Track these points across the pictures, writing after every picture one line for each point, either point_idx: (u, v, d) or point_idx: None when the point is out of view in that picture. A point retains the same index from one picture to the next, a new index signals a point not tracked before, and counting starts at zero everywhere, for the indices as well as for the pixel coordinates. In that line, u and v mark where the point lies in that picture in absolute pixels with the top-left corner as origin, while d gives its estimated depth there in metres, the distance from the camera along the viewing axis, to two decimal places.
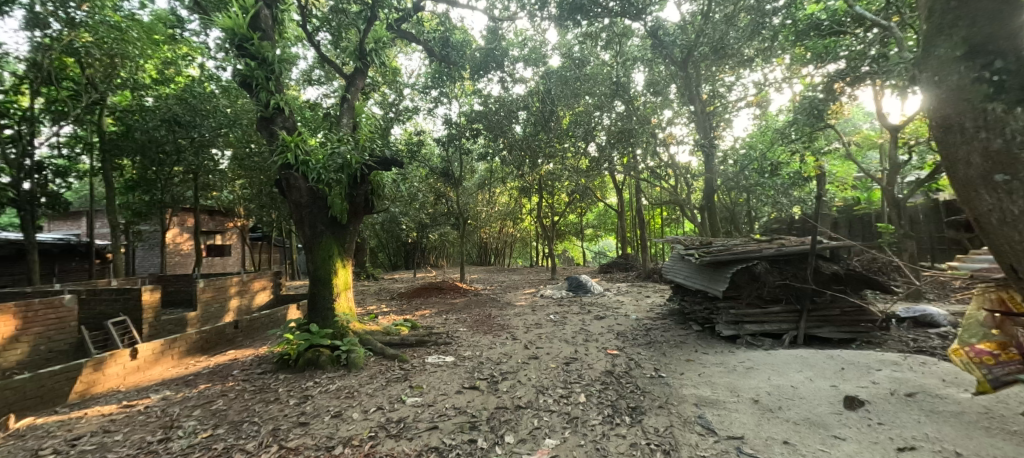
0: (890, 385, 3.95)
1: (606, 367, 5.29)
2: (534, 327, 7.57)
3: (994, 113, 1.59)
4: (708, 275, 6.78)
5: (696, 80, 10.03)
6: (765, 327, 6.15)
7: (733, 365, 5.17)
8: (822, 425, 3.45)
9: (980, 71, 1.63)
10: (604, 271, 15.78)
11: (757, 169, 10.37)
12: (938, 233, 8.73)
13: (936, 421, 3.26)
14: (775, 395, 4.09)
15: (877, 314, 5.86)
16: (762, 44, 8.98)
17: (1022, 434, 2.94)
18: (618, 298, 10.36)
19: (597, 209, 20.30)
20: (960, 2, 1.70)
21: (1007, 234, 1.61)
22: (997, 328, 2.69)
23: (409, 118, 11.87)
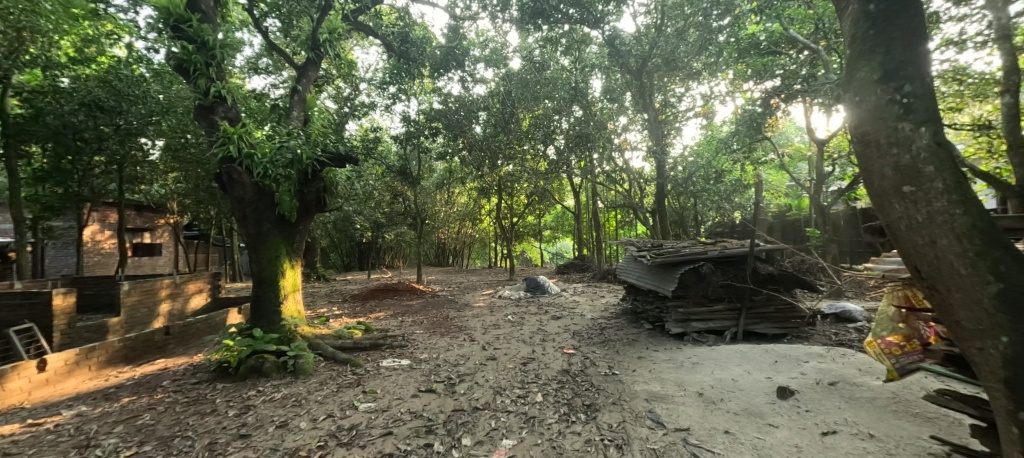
0: (816, 376, 4.34)
1: (562, 366, 5.39)
2: (492, 328, 7.56)
3: (904, 131, 1.65)
4: (658, 275, 7.11)
5: (650, 90, 10.51)
6: (710, 324, 6.58)
7: (681, 361, 5.46)
8: (758, 414, 3.72)
9: (892, 94, 1.69)
10: (561, 272, 16.10)
11: (703, 176, 11.03)
12: (856, 237, 9.72)
13: (853, 406, 3.62)
14: (718, 388, 4.37)
15: (806, 311, 6.41)
16: (709, 59, 9.58)
17: (922, 416, 3.34)
18: (575, 298, 10.61)
19: (555, 210, 20.65)
20: (878, 30, 1.74)
21: (913, 240, 1.66)
22: (903, 322, 3.01)
23: (365, 114, 11.46)
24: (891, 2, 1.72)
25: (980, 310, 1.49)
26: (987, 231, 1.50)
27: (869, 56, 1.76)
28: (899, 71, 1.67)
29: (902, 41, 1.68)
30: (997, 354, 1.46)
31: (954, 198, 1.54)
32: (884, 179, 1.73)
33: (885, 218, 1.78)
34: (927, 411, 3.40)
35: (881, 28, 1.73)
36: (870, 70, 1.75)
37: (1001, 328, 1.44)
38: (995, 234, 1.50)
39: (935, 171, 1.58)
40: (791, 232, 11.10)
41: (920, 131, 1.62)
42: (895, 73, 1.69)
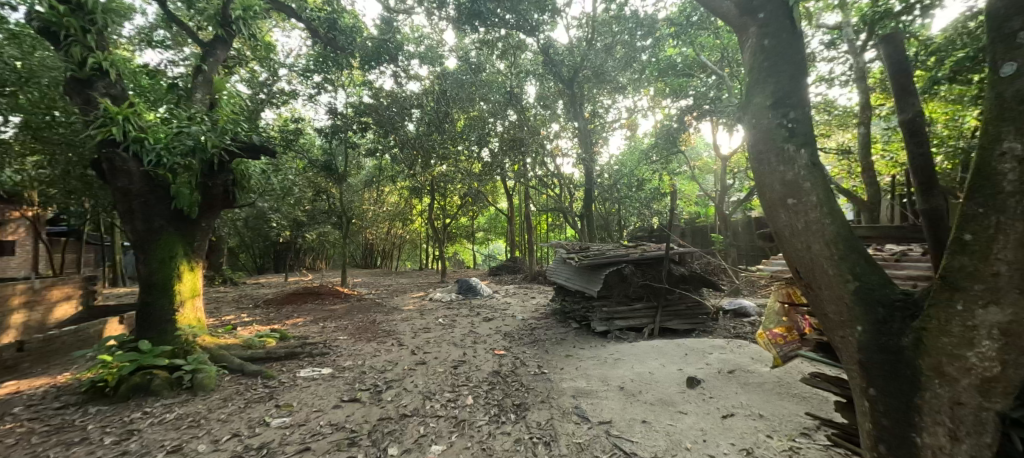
0: (718, 365, 4.86)
1: (493, 367, 5.42)
2: (422, 332, 7.36)
3: (788, 152, 1.93)
4: (585, 277, 7.53)
5: (581, 99, 11.02)
6: (630, 321, 7.08)
7: (605, 357, 5.78)
8: (671, 403, 4.07)
9: (780, 119, 1.97)
10: (493, 274, 16.22)
11: (627, 183, 11.80)
12: (750, 242, 11.06)
13: (747, 391, 4.12)
14: (637, 381, 4.70)
15: (711, 308, 7.14)
16: (634, 75, 10.30)
17: (799, 395, 3.91)
18: (506, 300, 10.74)
19: (489, 212, 20.69)
20: (771, 62, 2.00)
21: (794, 245, 1.92)
22: (786, 316, 3.51)
23: (284, 103, 10.51)
24: (780, 39, 1.99)
25: (842, 305, 1.77)
26: (847, 239, 1.80)
27: (763, 85, 2.01)
28: (786, 100, 1.95)
29: (789, 74, 1.96)
30: (854, 341, 1.75)
31: (825, 210, 1.82)
32: (773, 192, 1.99)
33: (774, 226, 2.04)
34: (803, 391, 3.98)
35: (773, 61, 2.00)
36: (764, 97, 2.01)
37: (857, 319, 1.73)
38: (854, 242, 1.80)
39: (811, 186, 1.86)
40: (699, 236, 12.30)
41: (799, 152, 1.90)
42: (782, 102, 1.96)
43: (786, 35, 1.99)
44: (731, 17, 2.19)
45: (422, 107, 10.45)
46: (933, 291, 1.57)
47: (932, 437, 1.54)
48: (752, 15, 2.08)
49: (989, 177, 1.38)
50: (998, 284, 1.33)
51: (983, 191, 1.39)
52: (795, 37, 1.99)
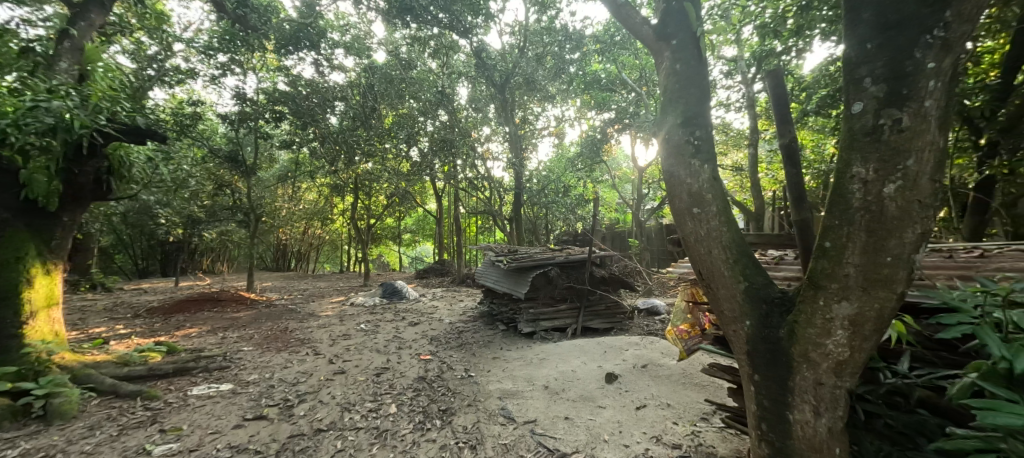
0: (633, 361, 5.24)
1: (419, 373, 5.26)
2: (341, 339, 6.91)
3: (694, 166, 2.15)
4: (512, 280, 7.69)
5: (512, 105, 11.22)
6: (555, 322, 7.36)
7: (530, 358, 5.93)
8: (591, 398, 4.30)
9: (688, 137, 2.19)
10: (420, 277, 15.81)
11: (554, 189, 12.22)
12: (662, 247, 12.12)
13: (658, 383, 4.50)
14: (560, 379, 4.89)
15: (627, 308, 7.66)
16: (563, 86, 10.75)
17: (700, 385, 4.36)
18: (433, 303, 10.51)
19: (416, 213, 20.08)
20: (681, 85, 2.21)
21: (698, 250, 2.14)
22: (690, 313, 3.91)
23: (180, 82, 9.20)
24: (689, 65, 2.21)
25: (735, 303, 2.02)
26: (739, 244, 2.05)
27: (675, 105, 2.23)
28: (693, 120, 2.18)
29: (696, 97, 2.19)
30: (743, 333, 2.01)
31: (722, 219, 2.07)
32: (681, 202, 2.20)
33: (681, 233, 2.26)
34: (703, 380, 4.46)
35: (683, 84, 2.21)
36: (675, 116, 2.22)
37: (746, 315, 1.98)
38: (744, 247, 2.06)
39: (712, 198, 2.09)
40: (617, 241, 13.14)
41: (702, 167, 2.13)
42: (690, 121, 2.18)
43: (693, 63, 2.22)
44: (650, 40, 2.38)
45: (347, 99, 9.80)
46: (801, 290, 1.86)
47: (800, 413, 1.82)
48: (666, 41, 2.29)
49: (841, 195, 1.67)
50: (848, 283, 1.62)
51: (835, 206, 1.68)
52: (701, 65, 2.23)
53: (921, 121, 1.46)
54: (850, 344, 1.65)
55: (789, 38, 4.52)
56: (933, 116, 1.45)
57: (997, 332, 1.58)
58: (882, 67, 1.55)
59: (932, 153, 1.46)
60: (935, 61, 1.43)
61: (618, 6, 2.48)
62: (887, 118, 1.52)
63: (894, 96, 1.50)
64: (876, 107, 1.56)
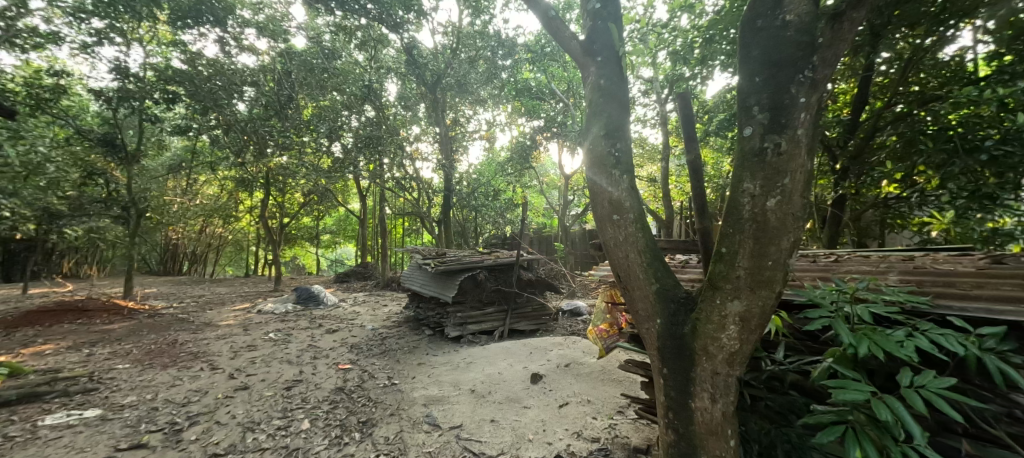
0: (557, 360, 5.43)
1: (337, 384, 4.92)
2: (246, 350, 6.21)
3: (614, 175, 2.30)
4: (441, 283, 7.55)
5: (443, 106, 11.06)
6: (483, 325, 7.39)
7: (457, 362, 5.86)
8: (516, 399, 4.37)
9: (610, 148, 2.34)
10: (340, 282, 14.82)
11: (484, 192, 12.23)
12: (585, 251, 12.75)
13: (579, 381, 4.72)
14: (487, 382, 4.89)
15: (553, 310, 7.88)
16: (494, 90, 10.83)
17: (617, 380, 4.66)
18: (354, 309, 9.90)
19: (337, 213, 18.82)
20: (604, 98, 2.37)
21: (618, 253, 2.29)
22: (609, 313, 4.11)
23: (37, 47, 7.63)
24: (611, 81, 2.38)
25: (648, 302, 2.20)
26: (651, 249, 2.24)
27: (598, 117, 2.37)
28: (615, 132, 2.34)
29: (617, 111, 2.35)
30: (654, 330, 2.19)
31: (638, 225, 2.24)
32: (603, 209, 2.34)
33: (602, 237, 2.40)
34: (620, 376, 4.76)
35: (606, 98, 2.37)
36: (599, 127, 2.37)
37: (657, 313, 2.17)
38: (656, 251, 2.26)
39: (629, 206, 2.26)
40: (544, 244, 13.54)
41: (622, 177, 2.29)
42: (612, 133, 2.34)
43: (616, 78, 2.39)
44: (577, 55, 2.50)
45: (258, 85, 8.90)
46: (702, 289, 2.08)
47: (701, 401, 2.02)
48: (592, 57, 2.43)
49: (734, 207, 1.90)
50: (739, 284, 1.85)
51: (730, 215, 1.91)
52: (622, 82, 2.40)
53: (795, 146, 1.73)
54: (739, 337, 1.89)
55: (696, 65, 5.06)
56: (803, 143, 1.73)
57: (846, 323, 1.91)
58: (767, 97, 1.80)
59: (802, 174, 1.73)
60: (805, 96, 1.71)
61: (548, 19, 2.57)
62: (770, 142, 1.77)
63: (775, 123, 1.76)
64: (762, 132, 1.80)
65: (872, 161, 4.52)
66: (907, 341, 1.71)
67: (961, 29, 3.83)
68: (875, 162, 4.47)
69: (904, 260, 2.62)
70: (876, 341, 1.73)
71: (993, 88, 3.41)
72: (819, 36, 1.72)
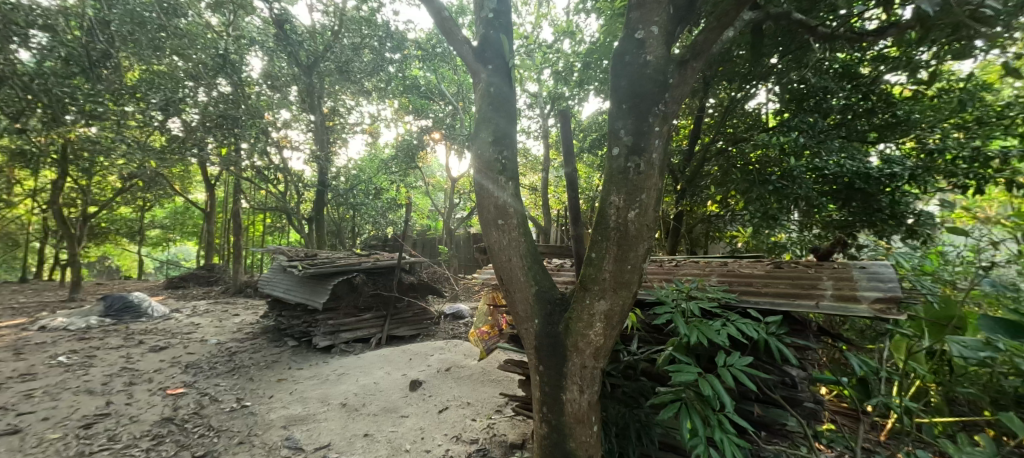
0: (437, 365, 5.34)
1: (164, 414, 4.01)
2: (17, 382, 4.64)
3: (500, 180, 2.38)
4: (311, 288, 6.80)
5: (320, 92, 10.03)
6: (357, 333, 6.90)
7: (326, 375, 5.33)
8: (393, 409, 4.16)
9: (498, 155, 2.41)
10: (172, 288, 12.14)
11: (364, 190, 11.39)
12: (469, 255, 12.83)
13: (459, 384, 4.72)
14: (360, 394, 4.56)
15: (434, 314, 7.68)
16: (380, 83, 10.05)
17: (496, 380, 4.79)
18: (193, 320, 8.21)
19: (172, 205, 15.43)
20: (494, 106, 2.44)
21: (503, 257, 2.36)
22: (491, 315, 4.16)
23: None
24: (501, 90, 2.46)
25: (528, 304, 2.32)
26: (531, 254, 2.37)
27: (488, 123, 2.43)
28: (502, 139, 2.41)
29: (505, 119, 2.44)
30: (533, 330, 2.31)
31: (521, 231, 2.35)
32: (488, 213, 2.39)
33: (486, 242, 2.45)
34: (499, 376, 4.90)
35: (496, 105, 2.44)
36: (488, 133, 2.42)
37: (535, 314, 2.30)
38: (535, 255, 2.39)
39: (513, 211, 2.36)
40: (427, 247, 13.21)
41: (507, 183, 2.37)
42: (500, 140, 2.41)
43: (505, 87, 2.48)
44: (469, 59, 2.52)
45: (53, 31, 6.25)
46: (573, 291, 2.28)
47: (571, 393, 2.20)
48: (483, 64, 2.48)
49: (602, 217, 2.12)
50: (604, 286, 2.08)
51: (599, 224, 2.13)
52: (510, 92, 2.50)
53: (650, 167, 2.03)
54: (603, 333, 2.12)
55: (575, 87, 5.61)
56: (656, 165, 2.04)
57: (682, 317, 2.30)
58: (630, 123, 2.08)
59: (654, 192, 2.05)
60: (659, 126, 2.03)
61: (440, 18, 2.53)
62: (632, 162, 2.04)
63: (636, 147, 2.04)
64: (626, 153, 2.07)
65: (701, 185, 5.58)
66: (723, 329, 2.14)
67: (759, 88, 5.02)
68: (703, 186, 5.54)
69: (720, 265, 3.29)
70: (702, 331, 2.13)
71: (777, 136, 4.52)
72: (670, 78, 2.06)
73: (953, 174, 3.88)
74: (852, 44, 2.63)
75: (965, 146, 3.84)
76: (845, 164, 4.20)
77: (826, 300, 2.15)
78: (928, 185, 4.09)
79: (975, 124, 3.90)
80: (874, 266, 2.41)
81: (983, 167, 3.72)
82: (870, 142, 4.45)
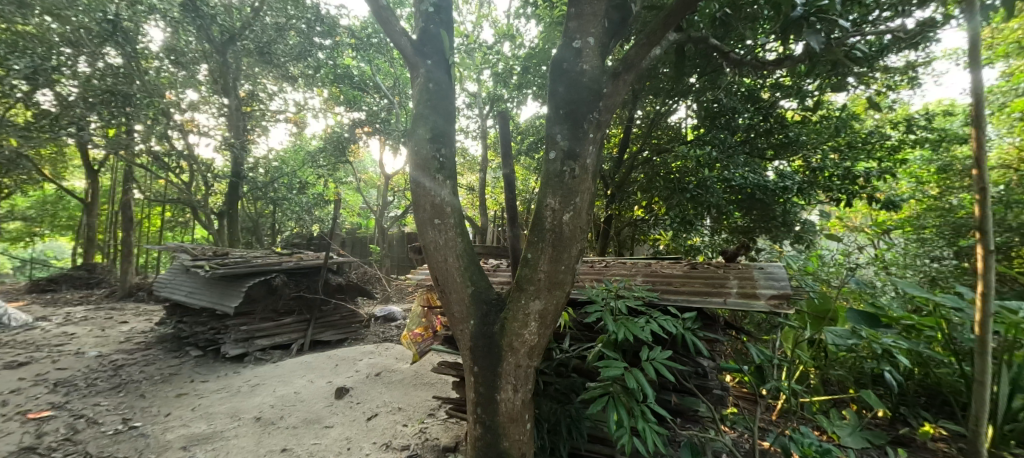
0: (366, 370, 5.09)
1: (22, 444, 3.35)
2: None
3: (437, 179, 2.33)
4: (221, 291, 6.10)
5: (235, 74, 9.03)
6: (275, 339, 6.34)
7: (237, 387, 4.82)
8: (316, 420, 3.88)
9: (435, 153, 2.35)
10: (37, 293, 10.19)
11: (286, 183, 10.41)
12: (403, 255, 12.39)
13: (390, 389, 4.53)
14: (278, 406, 4.19)
15: (364, 316, 7.30)
16: (306, 70, 9.19)
17: (429, 383, 4.68)
18: (65, 330, 6.97)
19: (39, 192, 12.95)
20: (432, 103, 2.38)
21: (440, 257, 2.31)
22: (425, 317, 3.99)
23: None
24: (440, 87, 2.40)
25: (463, 305, 2.30)
26: (467, 254, 2.35)
27: (425, 119, 2.37)
28: (440, 137, 2.37)
29: (444, 116, 2.40)
30: (468, 331, 2.30)
31: (458, 231, 2.32)
32: (424, 212, 2.33)
33: (422, 241, 2.38)
34: (432, 379, 4.79)
35: (434, 102, 2.39)
36: (425, 130, 2.35)
37: (471, 315, 2.28)
38: (471, 256, 2.38)
39: (451, 211, 2.32)
40: (358, 246, 12.60)
41: (445, 182, 2.33)
42: (437, 138, 2.36)
43: (444, 85, 2.43)
44: (407, 52, 2.42)
45: None
46: (509, 291, 2.30)
47: (505, 392, 2.22)
48: (422, 58, 2.40)
49: (539, 219, 2.17)
50: (539, 285, 2.13)
51: (535, 226, 2.17)
52: (450, 90, 2.46)
53: (584, 171, 2.11)
54: (538, 332, 2.17)
55: (514, 89, 5.70)
56: (590, 170, 2.14)
57: (611, 315, 2.42)
58: (566, 128, 2.15)
59: (587, 196, 2.14)
60: (593, 133, 2.13)
61: (376, 6, 2.39)
62: (568, 167, 2.11)
63: (571, 152, 2.12)
64: (562, 157, 2.13)
65: (628, 191, 5.96)
66: (646, 326, 2.30)
67: (679, 104, 5.49)
68: (631, 192, 5.92)
69: (645, 266, 3.53)
70: (628, 327, 2.26)
71: (695, 149, 4.97)
72: (604, 88, 2.17)
73: (830, 188, 4.68)
74: (757, 70, 2.96)
75: (838, 166, 4.62)
76: (748, 177, 4.69)
77: (732, 297, 2.41)
78: (811, 198, 4.76)
79: (846, 148, 4.76)
80: (771, 267, 2.75)
81: (852, 184, 4.55)
82: (767, 159, 5.08)
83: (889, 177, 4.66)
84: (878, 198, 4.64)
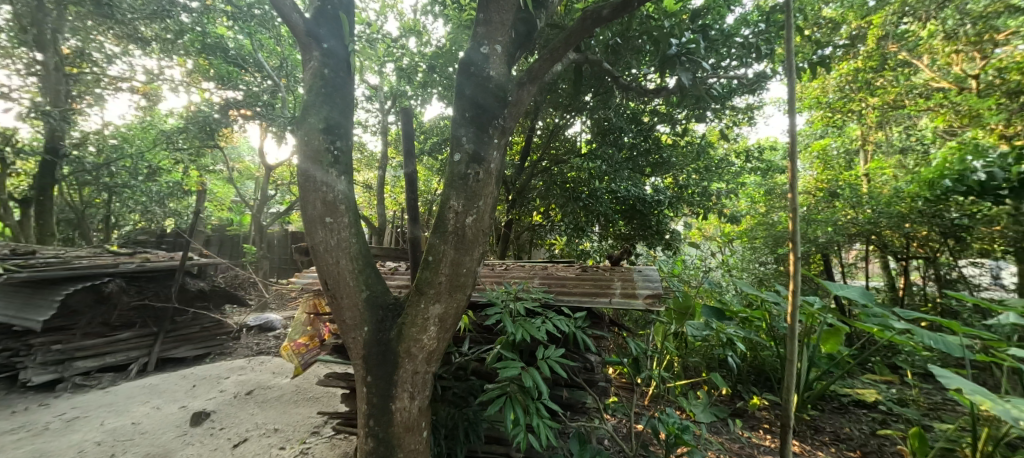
0: (234, 390, 4.41)
1: None
2: None
3: (331, 173, 2.13)
4: (23, 302, 4.75)
5: (56, 24, 7.08)
6: (105, 360, 5.14)
7: (44, 424, 3.77)
8: (162, 455, 3.23)
9: (329, 145, 2.15)
10: None
11: (128, 167, 8.64)
12: (285, 257, 11.07)
13: (264, 408, 4.00)
14: (108, 442, 3.40)
15: (232, 327, 6.31)
16: (164, 33, 7.30)
17: (312, 398, 4.25)
18: None
19: None
20: (328, 91, 2.20)
21: (331, 260, 2.12)
22: (310, 325, 3.62)
23: None
24: (337, 74, 2.23)
25: (357, 311, 2.14)
26: (363, 257, 2.21)
27: (318, 108, 2.16)
28: (334, 128, 2.18)
29: (340, 107, 2.23)
30: (361, 339, 2.14)
31: (353, 232, 2.17)
32: (313, 209, 2.11)
33: (309, 242, 2.15)
34: (316, 393, 4.36)
35: (329, 90, 2.20)
36: (318, 120, 2.15)
37: (364, 321, 2.14)
38: (367, 258, 2.24)
39: (344, 209, 2.15)
40: (228, 246, 10.94)
41: (339, 177, 2.15)
42: (332, 129, 2.17)
43: (341, 73, 2.25)
44: (298, 30, 2.18)
45: None
46: (408, 294, 2.21)
47: (401, 401, 2.11)
48: (317, 41, 2.20)
49: (441, 222, 2.13)
50: (440, 289, 2.09)
51: (437, 227, 2.14)
52: (348, 79, 2.29)
53: (488, 176, 2.15)
54: (437, 336, 2.12)
55: (418, 87, 5.53)
56: (493, 174, 2.17)
57: (509, 317, 2.48)
58: (471, 131, 2.15)
59: (490, 200, 2.17)
60: (497, 139, 2.17)
61: None
62: (472, 169, 2.12)
63: (476, 155, 2.13)
64: (467, 160, 2.14)
65: (528, 198, 6.26)
66: (542, 326, 2.41)
67: (575, 120, 5.95)
68: (530, 199, 6.22)
69: (541, 269, 3.72)
70: (525, 328, 2.34)
71: (587, 162, 5.42)
72: (510, 95, 2.23)
73: (692, 203, 5.58)
74: (640, 96, 3.38)
75: (698, 184, 5.61)
76: (630, 190, 5.28)
77: (615, 298, 2.67)
78: (677, 211, 5.68)
79: (704, 170, 5.67)
80: (646, 270, 3.14)
81: (706, 200, 5.59)
82: (646, 175, 5.68)
83: (733, 196, 5.75)
84: (726, 213, 5.66)
